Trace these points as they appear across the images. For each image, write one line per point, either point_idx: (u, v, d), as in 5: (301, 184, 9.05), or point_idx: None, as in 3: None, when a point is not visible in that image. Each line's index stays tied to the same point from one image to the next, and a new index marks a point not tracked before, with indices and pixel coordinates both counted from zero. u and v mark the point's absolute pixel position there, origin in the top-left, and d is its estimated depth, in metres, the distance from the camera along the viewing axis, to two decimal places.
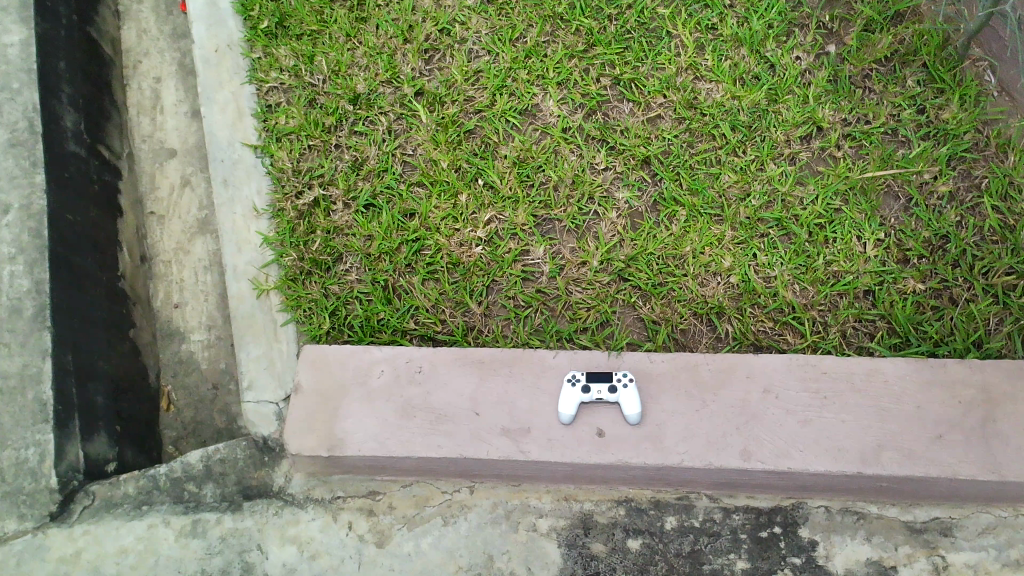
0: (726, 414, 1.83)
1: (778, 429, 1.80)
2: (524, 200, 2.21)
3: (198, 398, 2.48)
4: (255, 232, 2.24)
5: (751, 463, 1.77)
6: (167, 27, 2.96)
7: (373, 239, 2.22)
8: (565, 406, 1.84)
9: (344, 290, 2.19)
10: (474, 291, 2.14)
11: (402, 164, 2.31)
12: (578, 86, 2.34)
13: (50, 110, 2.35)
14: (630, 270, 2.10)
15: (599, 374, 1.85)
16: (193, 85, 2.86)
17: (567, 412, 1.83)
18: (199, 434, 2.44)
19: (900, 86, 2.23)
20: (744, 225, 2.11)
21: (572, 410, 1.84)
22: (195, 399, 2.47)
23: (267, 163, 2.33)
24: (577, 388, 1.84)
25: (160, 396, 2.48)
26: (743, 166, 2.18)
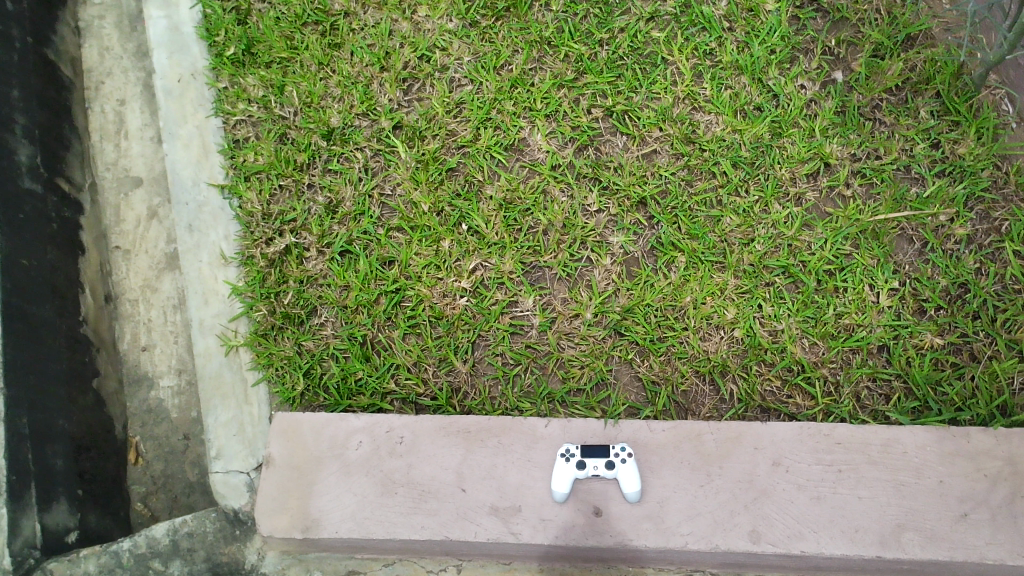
0: (731, 488, 1.70)
1: (789, 507, 1.68)
2: (512, 245, 2.05)
3: (169, 450, 2.33)
4: (223, 282, 2.11)
5: (760, 545, 1.65)
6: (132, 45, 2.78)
7: (349, 289, 2.07)
8: (559, 483, 1.70)
9: (320, 346, 2.04)
10: (459, 348, 1.99)
11: (380, 206, 2.15)
12: (567, 118, 2.18)
13: None
14: (626, 324, 1.95)
15: (598, 450, 1.72)
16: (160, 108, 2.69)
17: (561, 490, 1.70)
18: (169, 489, 2.29)
19: (912, 118, 2.07)
20: (748, 273, 1.96)
21: (566, 488, 1.70)
22: (165, 451, 2.32)
23: (235, 205, 2.18)
24: (574, 464, 1.71)
25: (127, 448, 2.32)
26: (746, 208, 2.02)
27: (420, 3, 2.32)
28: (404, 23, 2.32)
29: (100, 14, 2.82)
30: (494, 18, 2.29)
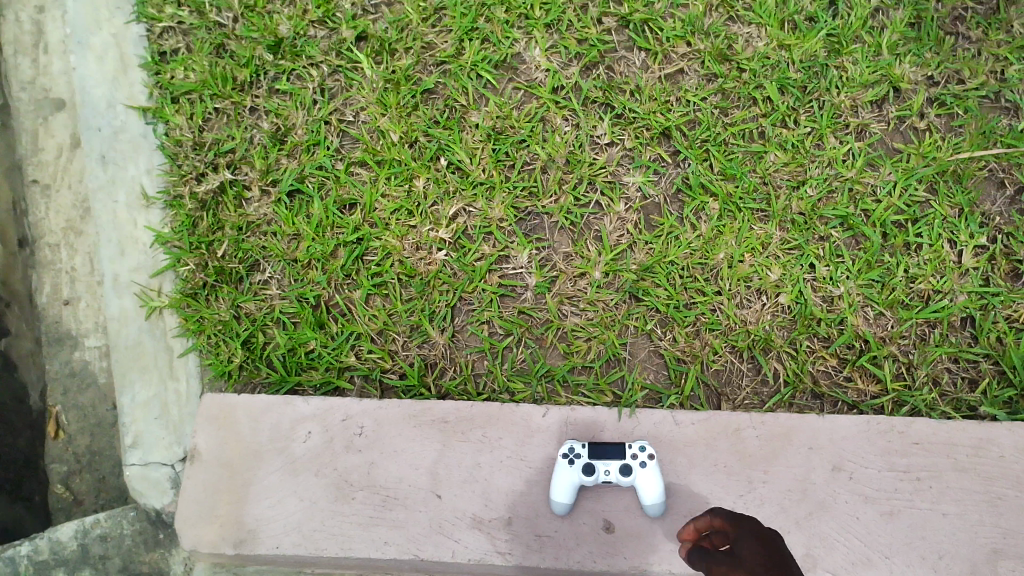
0: (778, 500, 1.35)
1: (852, 525, 1.33)
2: (502, 185, 1.65)
3: (97, 422, 1.82)
4: (144, 228, 1.70)
5: (816, 575, 1.31)
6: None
7: (301, 239, 1.66)
8: (559, 492, 1.34)
9: (263, 310, 1.63)
10: (434, 315, 1.59)
11: (340, 136, 1.73)
12: (573, 29, 1.74)
13: None
14: (644, 287, 1.57)
15: (609, 449, 1.34)
16: None
17: (563, 501, 1.34)
18: (98, 469, 1.80)
19: (1004, 32, 1.66)
20: (798, 224, 1.57)
21: (568, 498, 1.34)
22: (93, 424, 1.81)
23: (160, 132, 1.76)
24: (579, 468, 1.33)
25: (45, 420, 1.81)
26: (795, 142, 1.62)
27: None
28: None
29: None
30: None
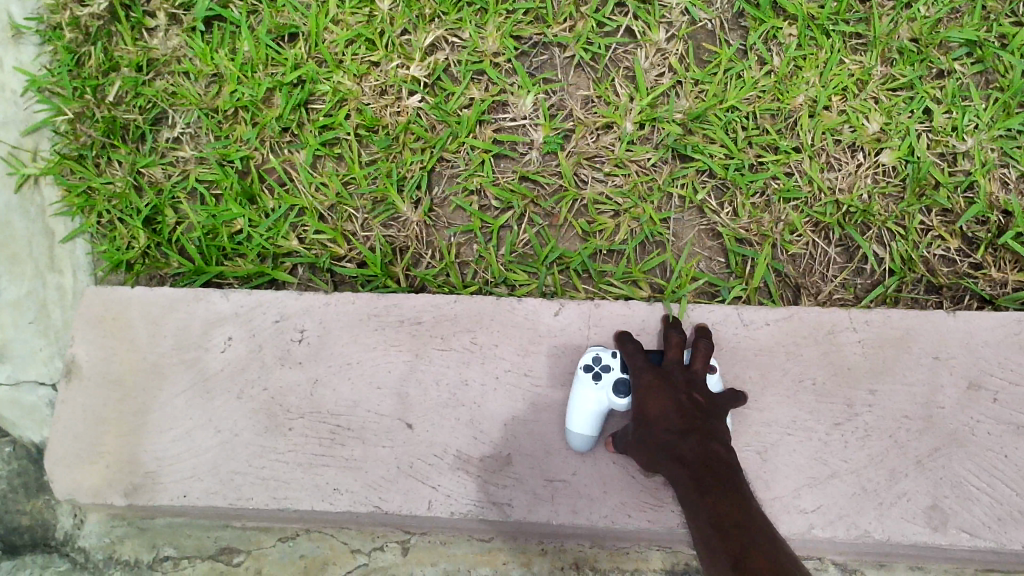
0: (886, 429, 0.96)
1: (994, 465, 0.95)
2: (497, 6, 1.19)
3: None
4: (12, 70, 1.25)
5: (944, 535, 0.93)
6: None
7: (222, 81, 1.22)
8: (580, 419, 0.95)
9: (173, 177, 1.20)
10: (405, 182, 1.16)
11: None
12: None
13: None
14: (694, 143, 1.14)
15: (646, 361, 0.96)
16: None
17: (584, 433, 0.95)
18: None
19: None
20: (908, 56, 1.14)
21: (591, 428, 0.95)
22: None
23: None
24: (607, 383, 0.95)
25: None
26: None
27: None
28: None
29: None
30: None
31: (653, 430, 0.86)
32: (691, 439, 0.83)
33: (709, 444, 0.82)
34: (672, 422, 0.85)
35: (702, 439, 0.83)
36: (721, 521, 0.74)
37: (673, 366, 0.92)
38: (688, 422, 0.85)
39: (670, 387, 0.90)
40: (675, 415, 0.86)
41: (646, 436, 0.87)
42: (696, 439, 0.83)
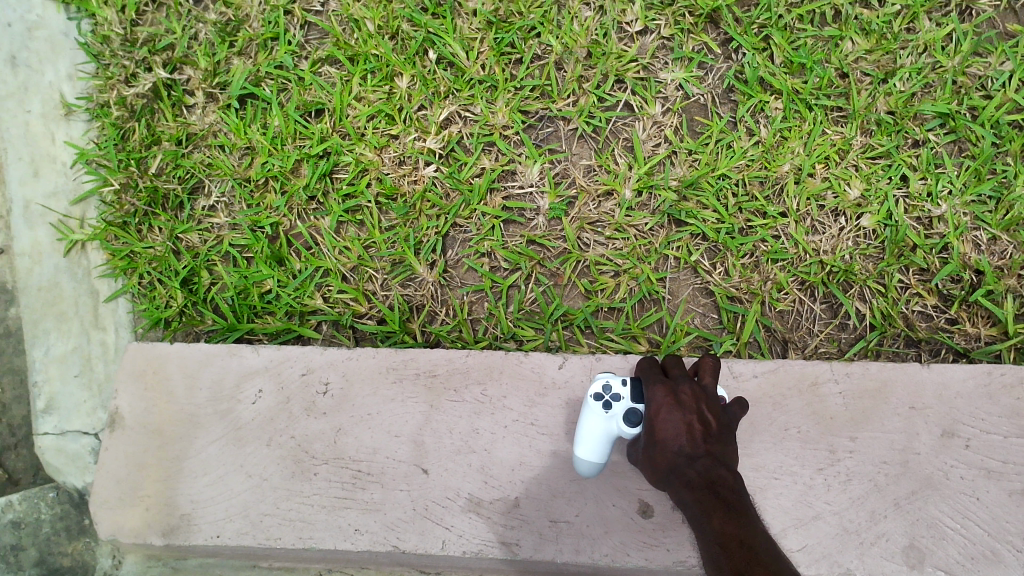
0: (868, 474, 1.03)
1: (968, 507, 1.02)
2: (506, 84, 1.30)
3: None
4: (63, 145, 1.37)
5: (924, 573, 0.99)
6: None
7: (254, 153, 1.33)
8: (587, 443, 1.00)
9: (208, 242, 1.31)
10: (421, 245, 1.26)
11: (304, 28, 1.39)
12: None
13: None
14: (688, 208, 1.23)
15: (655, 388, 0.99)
16: None
17: (589, 455, 1.00)
18: None
19: None
20: (884, 127, 1.23)
21: (596, 453, 1.00)
22: None
23: (85, 29, 1.41)
24: (613, 413, 0.98)
25: None
26: (881, 24, 1.26)
27: None
28: None
29: None
30: None
31: (664, 451, 0.91)
32: (699, 464, 0.88)
33: (716, 470, 0.87)
34: (682, 445, 0.90)
35: (710, 464, 0.88)
36: (728, 541, 0.78)
37: (682, 382, 0.97)
38: (699, 443, 0.90)
39: (681, 403, 0.94)
40: (686, 437, 0.91)
41: (658, 457, 0.92)
42: (705, 464, 0.88)
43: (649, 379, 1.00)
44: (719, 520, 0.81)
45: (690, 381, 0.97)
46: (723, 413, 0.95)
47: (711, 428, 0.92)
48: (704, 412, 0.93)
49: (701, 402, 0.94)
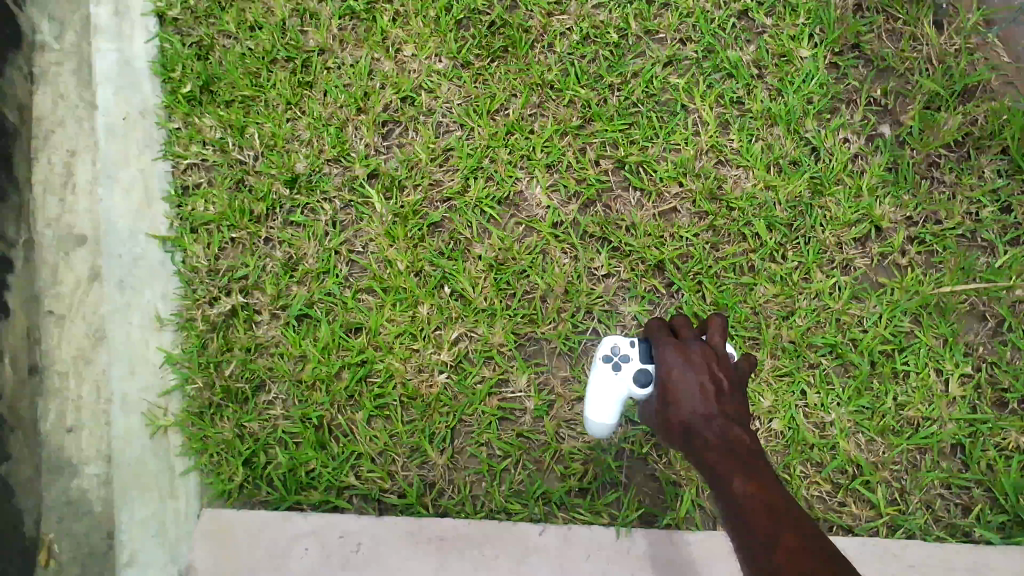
0: None
1: None
2: (502, 313, 1.71)
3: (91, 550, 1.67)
4: (154, 350, 1.77)
5: None
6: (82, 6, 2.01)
7: (306, 361, 1.72)
8: (601, 405, 1.37)
9: (266, 430, 1.69)
10: (435, 435, 1.65)
11: (349, 264, 1.81)
12: (572, 170, 1.85)
13: None
14: (640, 412, 1.63)
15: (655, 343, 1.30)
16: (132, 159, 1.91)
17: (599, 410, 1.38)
18: None
19: (975, 177, 1.75)
20: (788, 351, 1.63)
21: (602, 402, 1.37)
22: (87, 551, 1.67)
23: (177, 259, 1.83)
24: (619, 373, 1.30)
25: (39, 545, 1.67)
26: (783, 275, 1.70)
27: (406, 40, 1.96)
28: (386, 62, 1.96)
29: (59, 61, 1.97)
30: (489, 58, 1.94)
31: (681, 409, 1.13)
32: (716, 424, 1.10)
33: (734, 433, 1.08)
34: (698, 405, 1.12)
35: (726, 428, 1.09)
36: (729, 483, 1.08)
37: (696, 347, 1.20)
38: (714, 405, 1.12)
39: (697, 368, 1.16)
40: (700, 397, 1.13)
41: (675, 413, 1.14)
42: (722, 428, 1.09)
43: (668, 340, 1.22)
44: (727, 461, 1.05)
45: (705, 347, 1.19)
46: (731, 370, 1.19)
47: (724, 387, 1.14)
48: (715, 376, 1.15)
49: (711, 360, 1.17)
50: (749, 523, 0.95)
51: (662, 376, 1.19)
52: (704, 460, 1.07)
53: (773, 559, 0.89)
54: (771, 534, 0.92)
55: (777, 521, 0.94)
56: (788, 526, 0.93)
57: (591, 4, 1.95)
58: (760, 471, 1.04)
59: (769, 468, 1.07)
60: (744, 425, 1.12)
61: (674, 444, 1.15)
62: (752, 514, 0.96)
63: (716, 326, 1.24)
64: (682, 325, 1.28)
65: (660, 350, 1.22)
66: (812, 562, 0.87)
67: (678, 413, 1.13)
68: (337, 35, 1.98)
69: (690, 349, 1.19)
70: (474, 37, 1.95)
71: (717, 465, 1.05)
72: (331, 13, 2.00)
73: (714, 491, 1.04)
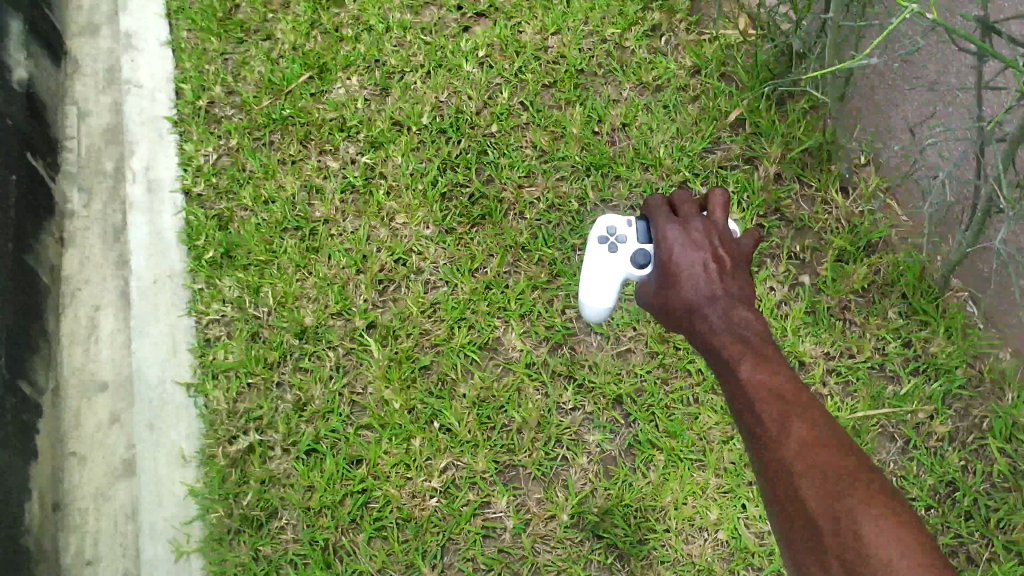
0: None
1: None
2: (484, 443, 2.00)
3: None
4: (180, 483, 2.01)
5: None
6: (106, 181, 2.44)
7: (314, 490, 1.98)
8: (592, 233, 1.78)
9: (277, 552, 1.93)
10: (427, 552, 1.91)
11: (351, 404, 2.09)
12: (542, 318, 2.15)
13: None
14: (605, 526, 1.90)
15: (646, 241, 1.68)
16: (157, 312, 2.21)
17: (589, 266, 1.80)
18: None
19: (881, 318, 2.07)
20: (729, 470, 1.94)
21: (596, 274, 1.77)
22: None
23: (200, 403, 2.10)
24: (616, 254, 1.70)
25: None
26: (724, 405, 2.01)
27: (398, 210, 2.31)
28: (381, 228, 2.29)
29: (85, 226, 2.39)
30: (470, 224, 2.29)
31: (685, 253, 1.49)
32: (721, 301, 1.42)
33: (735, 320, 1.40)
34: (704, 273, 1.46)
35: (731, 303, 1.42)
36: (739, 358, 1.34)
37: (697, 221, 1.53)
38: (716, 283, 1.44)
39: (699, 245, 1.49)
40: (706, 270, 1.46)
41: (683, 250, 1.49)
42: (726, 306, 1.41)
43: (670, 219, 1.56)
44: (740, 348, 1.35)
45: (703, 221, 1.53)
46: (727, 238, 1.52)
47: (721, 262, 1.46)
48: (714, 253, 1.48)
49: (711, 240, 1.50)
50: (759, 408, 1.25)
51: (666, 254, 1.52)
52: (711, 345, 1.38)
53: (783, 441, 1.20)
54: (784, 420, 1.23)
55: (789, 411, 1.24)
56: (800, 415, 1.23)
57: (555, 177, 2.34)
58: (767, 356, 1.34)
59: (778, 351, 1.36)
60: (743, 301, 1.43)
61: (678, 323, 1.46)
62: (760, 402, 1.26)
63: (717, 202, 1.57)
64: (682, 202, 1.59)
65: (660, 224, 1.56)
66: (810, 450, 1.18)
67: (683, 287, 1.45)
68: (339, 207, 2.32)
69: (691, 225, 1.53)
70: (457, 207, 2.32)
71: (729, 350, 1.35)
72: (335, 189, 2.35)
73: (723, 372, 1.34)
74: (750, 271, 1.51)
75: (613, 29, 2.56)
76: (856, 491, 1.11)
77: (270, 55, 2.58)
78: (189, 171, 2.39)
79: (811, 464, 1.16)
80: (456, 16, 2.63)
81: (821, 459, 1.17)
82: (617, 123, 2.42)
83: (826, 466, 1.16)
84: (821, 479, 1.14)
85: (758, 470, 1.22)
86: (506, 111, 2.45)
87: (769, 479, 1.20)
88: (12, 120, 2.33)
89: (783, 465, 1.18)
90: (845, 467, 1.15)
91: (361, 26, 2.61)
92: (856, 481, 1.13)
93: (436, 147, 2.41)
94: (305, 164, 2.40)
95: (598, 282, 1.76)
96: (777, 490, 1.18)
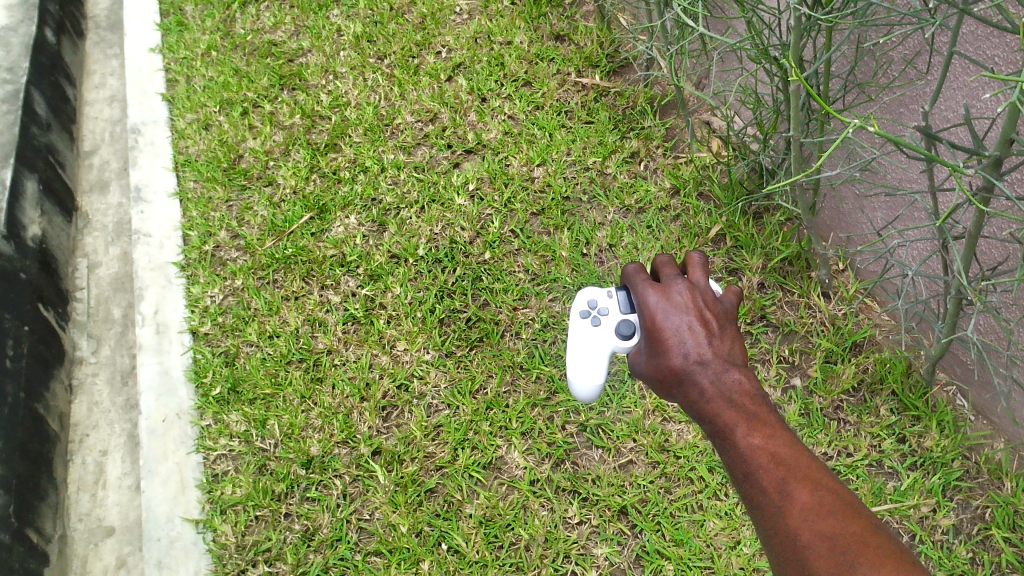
0: None
1: None
2: (493, 562, 2.00)
3: None
4: None
5: None
6: (114, 328, 2.60)
7: None
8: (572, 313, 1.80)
9: None
10: None
11: (358, 530, 2.09)
12: (543, 434, 2.20)
13: (7, 449, 2.15)
14: None
15: (627, 312, 1.70)
16: (166, 448, 2.25)
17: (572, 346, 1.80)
18: None
19: (873, 415, 2.13)
20: None
21: (582, 352, 1.77)
22: None
23: (208, 538, 2.10)
24: (599, 326, 1.72)
25: None
26: (728, 510, 2.04)
27: (399, 337, 2.39)
28: (383, 355, 2.36)
29: (94, 370, 2.52)
30: (469, 347, 2.37)
31: (669, 321, 1.37)
32: (712, 368, 1.29)
33: (729, 386, 1.28)
34: (691, 339, 1.33)
35: (723, 369, 1.30)
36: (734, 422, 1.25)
37: (677, 283, 1.42)
38: (703, 344, 1.32)
39: (682, 309, 1.37)
40: (693, 336, 1.33)
41: (666, 317, 1.37)
42: (717, 373, 1.29)
43: (649, 284, 1.44)
44: (733, 412, 1.25)
45: (684, 282, 1.41)
46: (710, 299, 1.40)
47: (708, 325, 1.35)
48: (700, 316, 1.36)
49: (695, 302, 1.38)
50: (758, 477, 1.17)
51: (650, 321, 1.39)
52: (705, 412, 1.27)
53: (785, 511, 1.12)
54: (784, 487, 1.15)
55: (788, 476, 1.15)
56: (799, 479, 1.15)
57: (547, 298, 2.44)
58: (761, 417, 1.24)
59: (772, 410, 1.26)
60: (734, 362, 1.31)
61: (671, 390, 1.34)
62: (758, 469, 1.18)
63: (694, 264, 1.49)
64: (662, 266, 1.48)
65: (639, 290, 1.44)
66: (814, 518, 1.10)
67: (671, 353, 1.33)
68: (341, 337, 2.40)
69: (671, 288, 1.41)
70: (455, 331, 2.40)
71: (720, 416, 1.25)
72: (336, 320, 2.44)
73: (718, 440, 1.25)
74: (738, 329, 1.38)
75: (594, 158, 2.73)
76: (864, 558, 1.04)
77: (272, 199, 2.72)
78: (195, 310, 2.49)
79: (816, 533, 1.09)
80: (447, 154, 2.81)
81: (826, 526, 1.09)
82: (603, 244, 2.54)
83: (831, 533, 1.08)
84: (828, 549, 1.06)
85: (763, 538, 1.15)
86: (497, 239, 2.57)
87: (776, 552, 1.12)
88: (26, 274, 2.48)
89: (789, 537, 1.10)
90: (852, 531, 1.08)
91: (358, 168, 2.78)
92: (863, 546, 1.06)
93: (433, 276, 2.51)
94: (307, 298, 2.49)
95: (585, 359, 1.76)
96: (785, 563, 1.10)
